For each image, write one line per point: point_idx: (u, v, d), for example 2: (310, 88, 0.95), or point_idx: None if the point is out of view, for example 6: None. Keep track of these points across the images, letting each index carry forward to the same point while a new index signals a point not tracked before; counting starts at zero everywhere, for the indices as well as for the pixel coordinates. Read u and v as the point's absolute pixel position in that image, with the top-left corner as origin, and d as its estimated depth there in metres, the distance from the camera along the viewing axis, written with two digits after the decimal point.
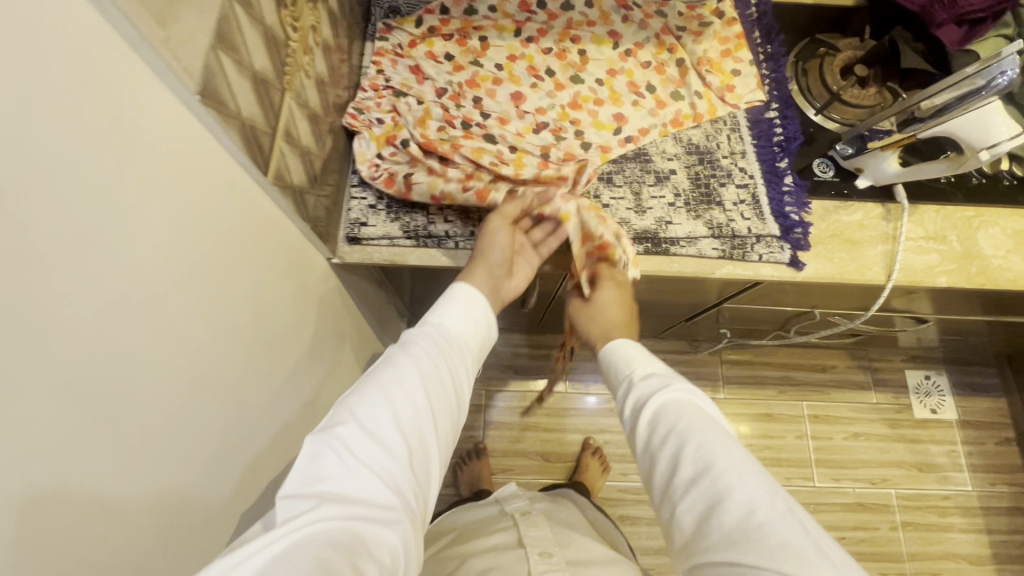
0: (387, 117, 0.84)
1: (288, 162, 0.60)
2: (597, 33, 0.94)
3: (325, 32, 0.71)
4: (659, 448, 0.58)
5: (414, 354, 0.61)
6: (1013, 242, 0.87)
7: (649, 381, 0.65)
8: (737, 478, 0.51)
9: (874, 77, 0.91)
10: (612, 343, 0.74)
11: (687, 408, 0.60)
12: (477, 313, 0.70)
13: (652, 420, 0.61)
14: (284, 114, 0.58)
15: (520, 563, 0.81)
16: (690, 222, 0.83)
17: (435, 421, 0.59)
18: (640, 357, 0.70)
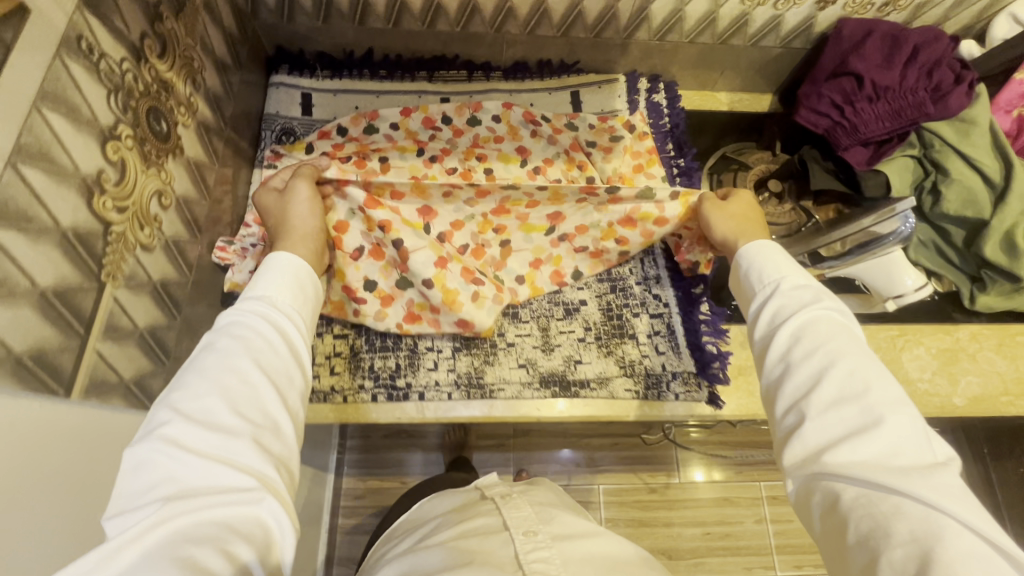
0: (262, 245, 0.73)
1: (112, 360, 0.53)
2: (505, 151, 0.89)
3: (183, 187, 0.64)
4: (797, 362, 0.52)
5: (244, 327, 0.51)
6: (938, 362, 0.84)
7: (798, 293, 0.57)
8: (889, 412, 0.47)
9: (789, 192, 0.88)
10: (755, 241, 0.64)
11: (835, 333, 0.53)
12: (302, 278, 0.59)
13: (791, 338, 0.54)
14: (103, 310, 0.51)
15: (505, 548, 0.61)
16: (601, 360, 0.78)
17: (286, 388, 0.51)
18: (788, 264, 0.61)
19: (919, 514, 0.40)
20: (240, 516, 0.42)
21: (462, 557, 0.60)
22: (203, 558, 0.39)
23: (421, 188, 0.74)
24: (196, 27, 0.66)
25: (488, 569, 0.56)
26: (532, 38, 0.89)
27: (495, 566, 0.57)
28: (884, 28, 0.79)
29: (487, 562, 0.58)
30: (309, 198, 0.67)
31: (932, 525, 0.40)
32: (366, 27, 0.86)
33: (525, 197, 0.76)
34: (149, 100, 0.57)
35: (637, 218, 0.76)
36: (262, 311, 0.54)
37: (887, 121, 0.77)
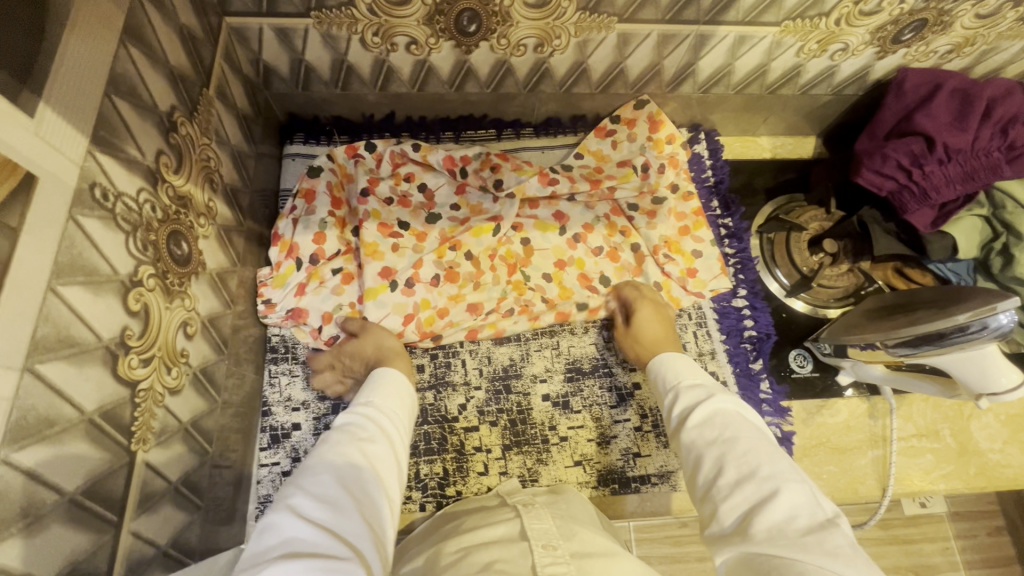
0: (302, 279, 0.74)
1: (148, 532, 0.47)
2: (541, 217, 0.82)
3: (206, 304, 0.58)
4: (699, 453, 0.48)
5: (357, 426, 0.52)
6: (1008, 430, 0.79)
7: (696, 391, 0.55)
8: (788, 487, 0.42)
9: (844, 252, 0.82)
10: (655, 356, 0.62)
11: (733, 420, 0.50)
12: (402, 392, 0.59)
13: (695, 430, 0.50)
14: (136, 483, 0.45)
15: (523, 559, 0.46)
16: (660, 452, 0.73)
17: (387, 482, 0.49)
18: (690, 369, 0.58)
19: None
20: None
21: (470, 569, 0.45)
22: None
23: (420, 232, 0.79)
24: (210, 121, 0.60)
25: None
26: (568, 96, 0.82)
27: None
28: (954, 82, 0.74)
29: (506, 573, 0.44)
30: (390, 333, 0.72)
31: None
32: (388, 92, 0.78)
33: (506, 248, 0.80)
34: (168, 224, 0.51)
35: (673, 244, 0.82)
36: (370, 415, 0.54)
37: (958, 185, 0.72)
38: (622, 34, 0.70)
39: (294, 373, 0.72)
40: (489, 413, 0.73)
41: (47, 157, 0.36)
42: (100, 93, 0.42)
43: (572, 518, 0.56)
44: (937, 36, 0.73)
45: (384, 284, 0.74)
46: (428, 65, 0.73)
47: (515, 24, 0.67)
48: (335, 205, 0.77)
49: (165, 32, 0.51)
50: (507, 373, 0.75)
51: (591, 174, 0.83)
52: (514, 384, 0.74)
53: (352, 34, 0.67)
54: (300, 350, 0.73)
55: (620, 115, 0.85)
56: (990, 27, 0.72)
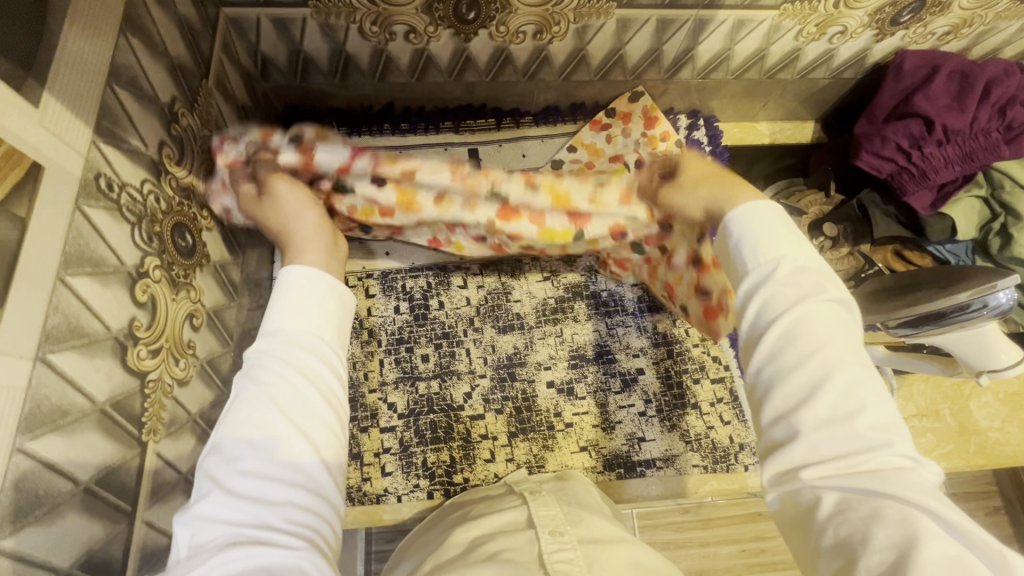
0: (258, 204, 0.58)
1: (162, 522, 0.47)
2: (549, 222, 0.64)
3: (212, 297, 0.58)
4: (785, 362, 0.40)
5: (267, 367, 0.41)
6: (1007, 409, 0.80)
7: (800, 281, 0.42)
8: (893, 433, 0.37)
9: (845, 236, 0.83)
10: (748, 203, 0.46)
11: (834, 334, 0.40)
12: (322, 293, 0.45)
13: (782, 339, 0.41)
14: (148, 473, 0.45)
15: (530, 546, 0.48)
16: (664, 436, 0.73)
17: (324, 426, 0.40)
18: (783, 236, 0.44)
19: (898, 519, 0.33)
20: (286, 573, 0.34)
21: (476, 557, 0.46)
22: None
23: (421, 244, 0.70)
24: (210, 112, 0.59)
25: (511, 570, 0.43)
26: (567, 83, 0.82)
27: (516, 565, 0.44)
28: (952, 62, 0.74)
29: (515, 559, 0.45)
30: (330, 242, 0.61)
31: (912, 527, 0.32)
32: (387, 82, 0.78)
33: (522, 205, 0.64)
34: (172, 216, 0.50)
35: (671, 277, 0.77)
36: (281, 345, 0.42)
37: (957, 166, 0.72)
38: (621, 19, 0.70)
39: None
40: (493, 401, 0.73)
41: (52, 148, 0.36)
42: (102, 84, 0.42)
43: (579, 503, 0.58)
44: (935, 18, 0.73)
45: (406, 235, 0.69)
46: (426, 54, 0.73)
47: (514, 11, 0.66)
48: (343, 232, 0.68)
49: (163, 21, 0.51)
50: (511, 361, 0.75)
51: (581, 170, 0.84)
52: (519, 372, 0.75)
53: (350, 23, 0.66)
54: None
55: (616, 108, 0.85)
56: (987, 8, 0.72)
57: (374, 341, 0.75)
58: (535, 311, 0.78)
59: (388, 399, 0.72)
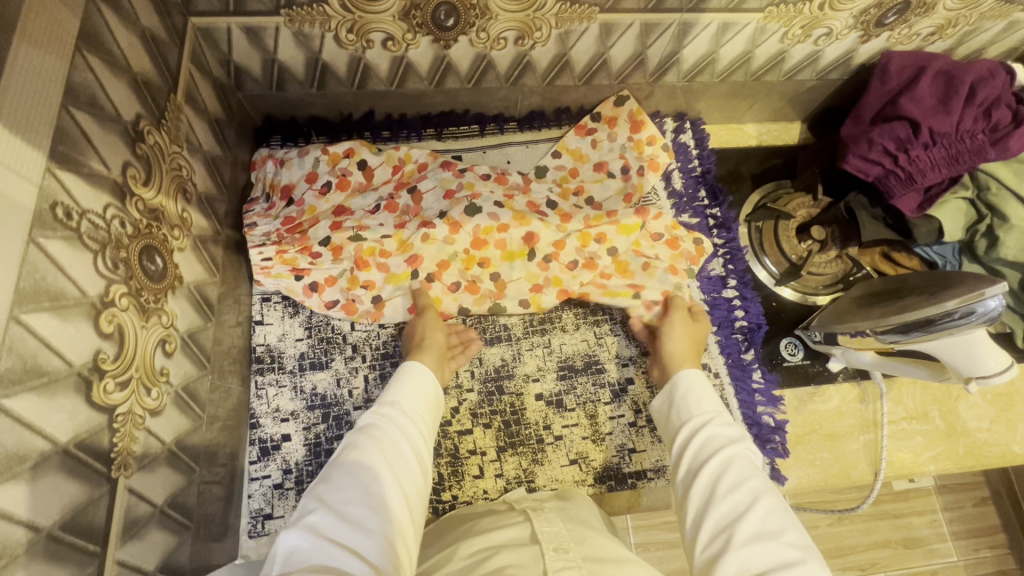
0: (293, 213, 0.75)
1: (136, 559, 0.45)
2: (510, 244, 0.76)
3: (186, 319, 0.56)
4: (705, 498, 0.51)
5: (382, 432, 0.52)
6: (995, 409, 0.81)
7: (724, 431, 0.56)
8: (809, 554, 0.45)
9: (832, 238, 0.83)
10: (685, 371, 0.63)
11: (749, 470, 0.52)
12: (426, 390, 0.59)
13: (709, 474, 0.52)
14: (120, 510, 0.43)
15: (534, 564, 0.47)
16: (655, 446, 0.72)
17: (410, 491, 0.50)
18: (716, 402, 0.59)
19: None
20: None
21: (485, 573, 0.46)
22: None
23: (396, 275, 0.75)
24: (179, 128, 0.57)
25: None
26: (551, 89, 0.80)
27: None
28: (936, 64, 0.73)
29: None
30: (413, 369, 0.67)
31: None
32: (366, 90, 0.76)
33: (493, 219, 0.76)
34: (140, 239, 0.48)
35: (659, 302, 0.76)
36: (397, 416, 0.55)
37: (944, 168, 0.72)
38: (604, 24, 0.68)
39: (281, 383, 0.70)
40: (482, 415, 0.72)
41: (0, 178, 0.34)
42: (57, 106, 0.39)
43: (582, 522, 0.57)
44: (920, 18, 0.72)
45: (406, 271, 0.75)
46: (406, 61, 0.71)
47: (494, 17, 0.65)
48: (326, 283, 0.73)
49: (125, 36, 0.48)
50: (499, 374, 0.74)
51: (564, 179, 0.85)
52: (507, 384, 0.74)
53: (325, 31, 0.64)
54: (286, 360, 0.71)
55: (601, 112, 0.85)
56: (972, 8, 0.71)
57: (358, 356, 0.73)
58: (523, 322, 0.77)
59: None
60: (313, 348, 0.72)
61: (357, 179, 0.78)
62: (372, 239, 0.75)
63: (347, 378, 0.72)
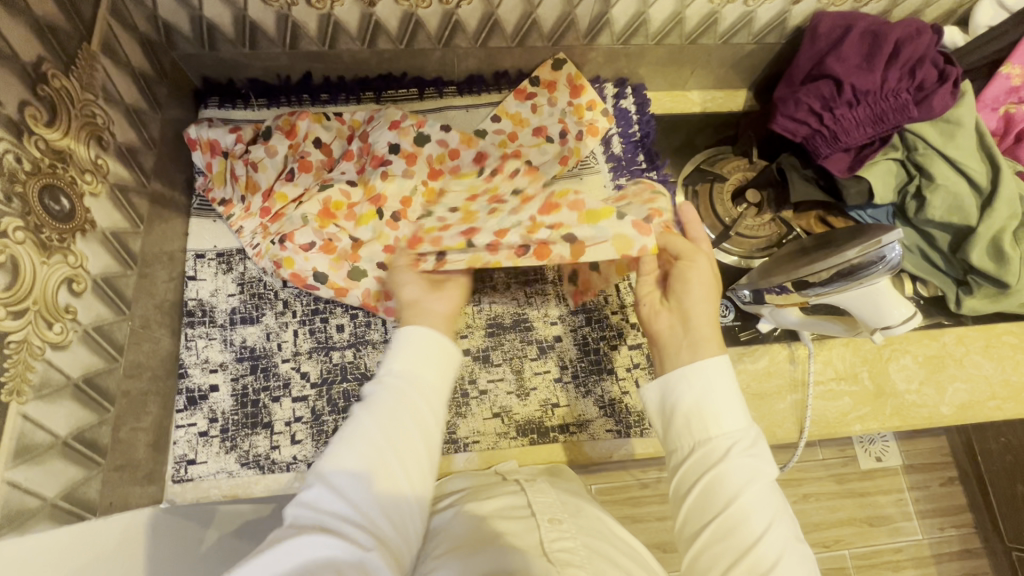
0: (266, 204, 0.76)
1: (30, 485, 0.47)
2: (463, 170, 0.81)
3: (98, 265, 0.57)
4: (721, 557, 0.48)
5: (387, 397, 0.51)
6: (925, 371, 0.81)
7: (743, 469, 0.50)
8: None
9: (767, 202, 0.84)
10: (716, 360, 0.55)
11: (750, 512, 0.49)
12: (426, 344, 0.54)
13: (722, 524, 0.49)
14: (10, 433, 0.45)
15: (529, 534, 0.47)
16: (580, 401, 0.74)
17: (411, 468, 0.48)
18: (738, 414, 0.53)
19: None
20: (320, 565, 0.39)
21: (482, 539, 0.47)
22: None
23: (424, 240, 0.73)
24: (93, 77, 0.58)
25: (511, 561, 0.43)
26: (485, 51, 0.81)
27: (518, 553, 0.44)
28: (863, 23, 0.73)
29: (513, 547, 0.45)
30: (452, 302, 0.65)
31: None
32: (299, 51, 0.77)
33: (442, 147, 0.80)
34: (41, 178, 0.50)
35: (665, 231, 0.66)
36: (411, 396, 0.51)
37: (868, 127, 0.72)
38: None
39: (211, 336, 0.72)
40: None
41: None
42: None
43: (574, 493, 0.60)
44: None
45: (372, 210, 0.75)
46: (333, 19, 0.72)
47: None
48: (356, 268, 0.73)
49: None
50: None
51: (504, 142, 0.85)
52: None
53: None
54: (217, 313, 0.73)
55: (539, 76, 0.85)
56: None
57: (289, 311, 0.74)
58: None
59: (301, 369, 0.72)
60: (245, 303, 0.74)
61: (312, 160, 0.78)
62: (337, 192, 0.76)
63: (276, 332, 0.73)
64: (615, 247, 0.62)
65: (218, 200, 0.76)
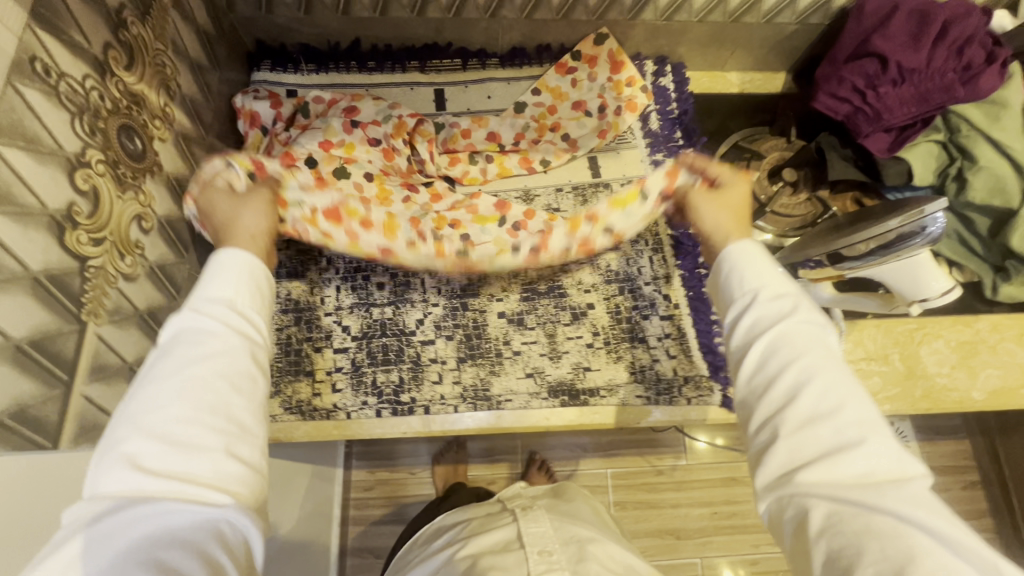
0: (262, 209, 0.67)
1: (101, 402, 0.50)
2: (481, 209, 0.77)
3: (162, 207, 0.60)
4: (769, 366, 0.48)
5: (174, 346, 0.42)
6: (957, 356, 0.81)
7: (779, 301, 0.50)
8: (868, 432, 0.43)
9: (804, 181, 0.84)
10: (738, 245, 0.55)
11: (816, 346, 0.47)
12: (226, 262, 0.47)
13: (770, 344, 0.48)
14: (87, 352, 0.48)
15: (517, 563, 0.59)
16: (611, 366, 0.75)
17: (239, 391, 0.42)
18: (767, 264, 0.53)
19: (891, 533, 0.38)
20: (190, 535, 0.36)
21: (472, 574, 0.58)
22: (170, 558, 0.35)
23: (392, 224, 0.70)
24: (166, 28, 0.61)
25: None
26: (530, 23, 0.83)
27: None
28: (910, 3, 0.72)
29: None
30: (264, 215, 0.56)
31: (907, 547, 0.38)
32: (351, 17, 0.79)
33: (448, 146, 0.84)
34: (120, 117, 0.53)
35: None
36: (224, 316, 0.44)
37: (911, 107, 0.72)
38: None
39: None
40: (445, 328, 0.75)
41: None
42: None
43: (570, 518, 0.72)
44: None
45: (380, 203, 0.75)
46: None
47: None
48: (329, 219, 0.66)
49: None
50: (464, 292, 0.77)
51: (542, 115, 0.87)
52: (471, 301, 0.77)
53: None
54: None
55: (581, 51, 0.86)
56: None
57: (332, 269, 0.77)
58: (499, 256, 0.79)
59: (343, 323, 0.75)
60: (291, 257, 0.77)
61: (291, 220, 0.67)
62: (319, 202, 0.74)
63: (320, 287, 0.76)
64: (514, 261, 0.72)
65: None
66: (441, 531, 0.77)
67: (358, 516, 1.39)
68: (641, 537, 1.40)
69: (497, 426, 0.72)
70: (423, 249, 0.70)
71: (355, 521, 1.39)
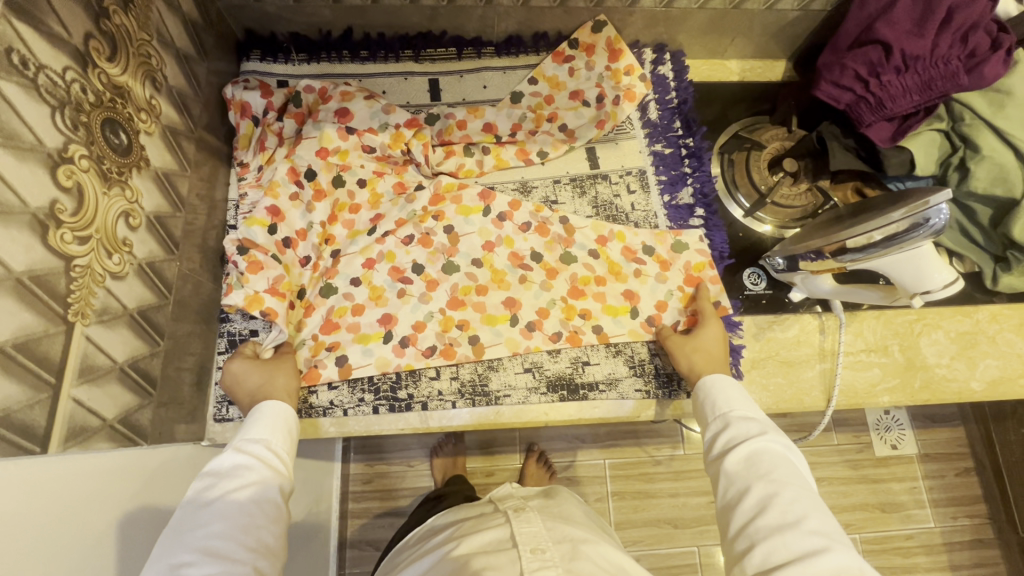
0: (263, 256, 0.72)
1: (91, 403, 0.49)
2: (465, 200, 0.80)
3: (150, 203, 0.58)
4: (739, 485, 0.56)
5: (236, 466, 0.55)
6: (956, 347, 0.81)
7: (746, 424, 0.61)
8: (831, 539, 0.50)
9: (805, 171, 0.83)
10: (707, 377, 0.67)
11: (781, 463, 0.56)
12: (284, 414, 0.61)
13: (744, 463, 0.57)
14: (75, 353, 0.47)
15: (512, 566, 0.57)
16: (609, 361, 0.75)
17: (275, 515, 0.53)
18: (736, 398, 0.64)
19: None
20: None
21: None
22: None
23: (379, 291, 0.75)
24: (149, 17, 0.59)
25: None
26: (526, 10, 0.81)
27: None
28: None
29: None
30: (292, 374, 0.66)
31: None
32: (342, 5, 0.77)
33: (443, 143, 0.83)
34: (102, 110, 0.51)
35: (694, 272, 0.80)
36: (260, 453, 0.57)
37: (915, 95, 0.71)
38: None
39: None
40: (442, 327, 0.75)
41: None
42: None
43: (563, 519, 0.70)
44: None
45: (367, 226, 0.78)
46: None
47: None
48: (329, 330, 0.72)
49: None
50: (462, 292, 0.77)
51: (539, 106, 0.86)
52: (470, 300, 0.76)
53: None
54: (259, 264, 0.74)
55: (578, 39, 0.85)
56: None
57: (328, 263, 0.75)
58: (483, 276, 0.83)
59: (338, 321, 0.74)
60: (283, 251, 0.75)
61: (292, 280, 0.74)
62: (319, 220, 0.77)
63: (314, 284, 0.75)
64: (507, 349, 0.73)
65: (240, 163, 0.77)
66: (432, 537, 0.75)
67: (358, 509, 1.39)
68: (638, 527, 1.41)
69: (495, 421, 0.71)
70: (412, 300, 0.75)
71: (355, 514, 1.38)
